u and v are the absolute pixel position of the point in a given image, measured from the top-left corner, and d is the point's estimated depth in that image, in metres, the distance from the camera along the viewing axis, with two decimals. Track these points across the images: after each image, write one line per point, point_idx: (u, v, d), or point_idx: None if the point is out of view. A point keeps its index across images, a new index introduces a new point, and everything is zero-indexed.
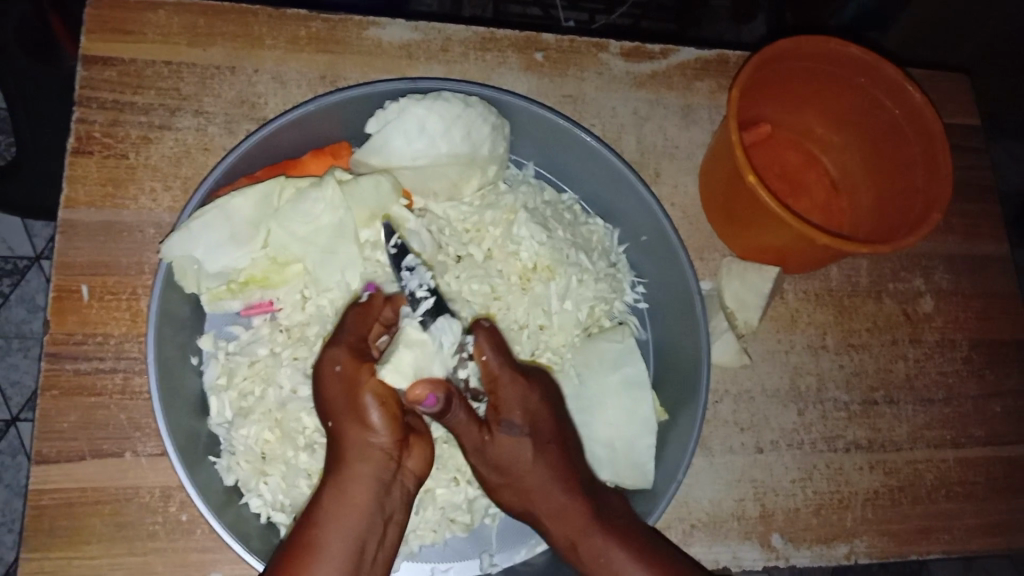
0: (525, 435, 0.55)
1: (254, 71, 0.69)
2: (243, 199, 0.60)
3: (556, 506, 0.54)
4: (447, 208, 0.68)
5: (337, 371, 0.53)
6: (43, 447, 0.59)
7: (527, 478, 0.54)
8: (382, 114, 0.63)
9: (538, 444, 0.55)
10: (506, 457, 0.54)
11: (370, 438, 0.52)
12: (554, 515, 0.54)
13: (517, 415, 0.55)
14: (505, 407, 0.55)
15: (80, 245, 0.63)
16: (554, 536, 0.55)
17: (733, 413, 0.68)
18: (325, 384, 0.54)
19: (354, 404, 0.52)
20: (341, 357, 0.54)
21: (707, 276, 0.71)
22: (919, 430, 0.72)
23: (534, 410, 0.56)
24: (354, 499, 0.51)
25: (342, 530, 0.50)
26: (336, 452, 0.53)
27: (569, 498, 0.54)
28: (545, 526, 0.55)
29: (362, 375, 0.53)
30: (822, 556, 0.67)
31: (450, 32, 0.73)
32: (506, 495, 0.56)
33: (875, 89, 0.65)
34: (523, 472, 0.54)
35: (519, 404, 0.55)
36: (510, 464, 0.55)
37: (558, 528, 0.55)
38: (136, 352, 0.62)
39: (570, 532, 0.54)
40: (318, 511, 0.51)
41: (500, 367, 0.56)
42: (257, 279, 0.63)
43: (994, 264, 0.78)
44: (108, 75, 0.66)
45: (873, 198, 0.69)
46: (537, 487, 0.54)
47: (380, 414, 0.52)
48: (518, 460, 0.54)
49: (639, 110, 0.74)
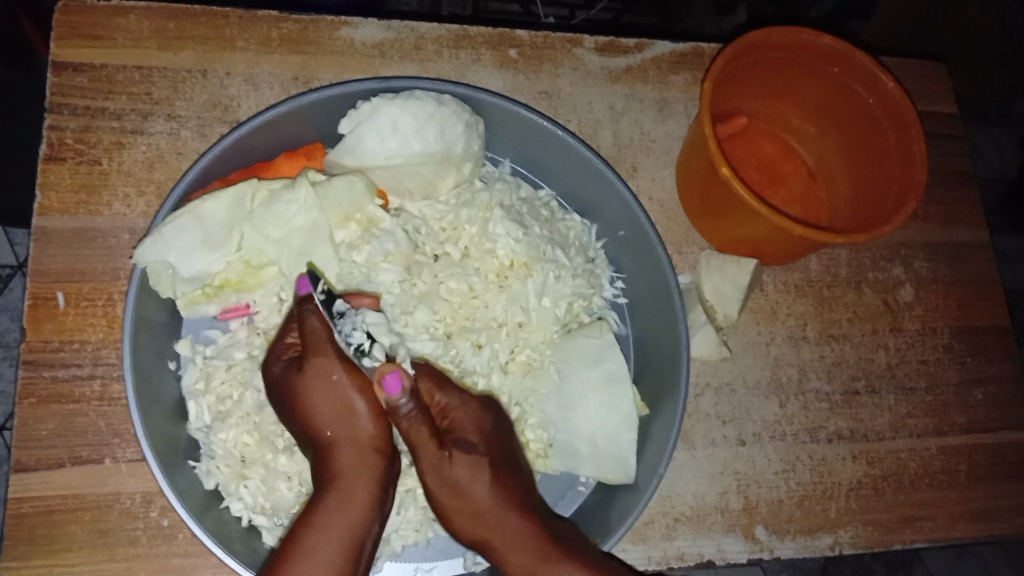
0: (482, 456, 0.54)
1: (227, 73, 0.69)
2: (215, 203, 0.60)
3: (516, 536, 0.54)
4: (423, 207, 0.67)
5: (333, 379, 0.53)
6: (21, 455, 0.59)
7: (485, 505, 0.53)
8: (354, 114, 0.63)
9: (496, 470, 0.54)
10: (463, 482, 0.53)
11: (363, 440, 0.53)
12: (514, 545, 0.53)
13: (472, 436, 0.55)
14: (460, 429, 0.55)
15: (55, 252, 0.63)
16: (512, 566, 0.54)
17: (714, 406, 0.68)
18: (312, 391, 0.53)
19: (345, 407, 0.53)
20: (335, 364, 0.53)
21: (686, 269, 0.71)
22: (901, 419, 0.72)
23: (486, 432, 0.56)
24: (351, 502, 0.51)
25: (344, 534, 0.50)
26: (327, 458, 0.53)
27: (529, 528, 0.54)
28: (504, 557, 0.54)
29: (354, 380, 0.53)
30: (807, 546, 0.67)
31: (422, 31, 0.72)
32: (464, 523, 0.54)
33: (848, 78, 0.65)
34: (478, 496, 0.53)
35: (472, 425, 0.56)
36: (469, 491, 0.53)
37: (518, 559, 0.54)
38: (112, 358, 0.62)
39: (528, 562, 0.53)
40: (312, 517, 0.51)
41: (451, 394, 0.56)
42: (233, 282, 0.63)
43: (973, 251, 0.78)
44: (80, 81, 0.66)
45: (850, 188, 0.68)
46: (499, 514, 0.53)
47: (372, 417, 0.53)
48: (477, 484, 0.53)
49: (615, 106, 0.74)
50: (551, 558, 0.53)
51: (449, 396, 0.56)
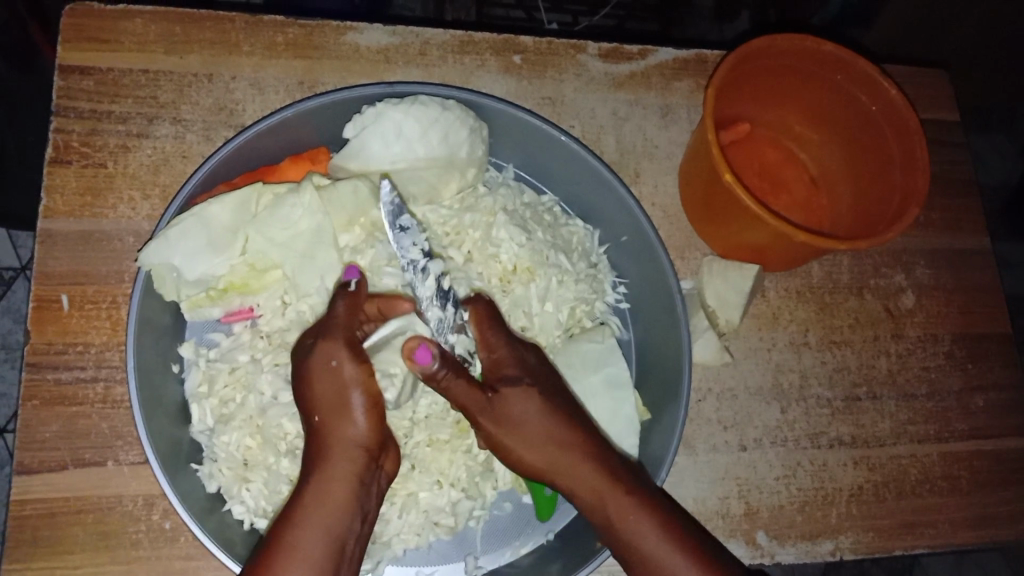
0: (529, 387, 0.55)
1: (232, 77, 0.69)
2: (220, 206, 0.60)
3: (580, 463, 0.54)
4: (426, 211, 0.67)
5: (333, 365, 0.53)
6: (24, 457, 0.59)
7: (544, 433, 0.54)
8: (359, 119, 0.64)
9: (549, 399, 0.55)
10: (514, 413, 0.54)
11: (354, 437, 0.53)
12: (580, 471, 0.54)
13: (514, 370, 0.56)
14: (503, 365, 0.56)
15: (59, 254, 0.63)
16: (578, 493, 0.55)
17: (716, 411, 0.68)
18: (313, 380, 0.53)
19: (341, 399, 0.53)
20: (336, 352, 0.53)
21: (688, 275, 0.71)
22: (903, 425, 0.72)
23: (531, 367, 0.57)
24: (332, 497, 0.51)
25: (322, 529, 0.50)
26: (318, 450, 0.53)
27: (589, 458, 0.55)
28: (572, 485, 0.55)
29: (355, 369, 0.53)
30: (808, 552, 0.67)
31: (427, 36, 0.73)
32: (528, 455, 0.55)
33: (850, 85, 0.66)
34: (531, 425, 0.54)
35: (515, 362, 0.56)
36: (521, 421, 0.54)
37: (585, 485, 0.54)
38: (116, 361, 0.62)
39: (595, 486, 0.54)
40: (296, 510, 0.51)
41: (497, 333, 0.57)
42: (237, 285, 0.63)
43: (975, 258, 0.78)
44: (86, 84, 0.67)
45: (850, 195, 0.69)
46: (559, 439, 0.54)
47: (366, 413, 0.53)
48: (528, 412, 0.54)
49: (618, 111, 0.74)
50: (617, 484, 0.54)
51: (495, 334, 0.57)
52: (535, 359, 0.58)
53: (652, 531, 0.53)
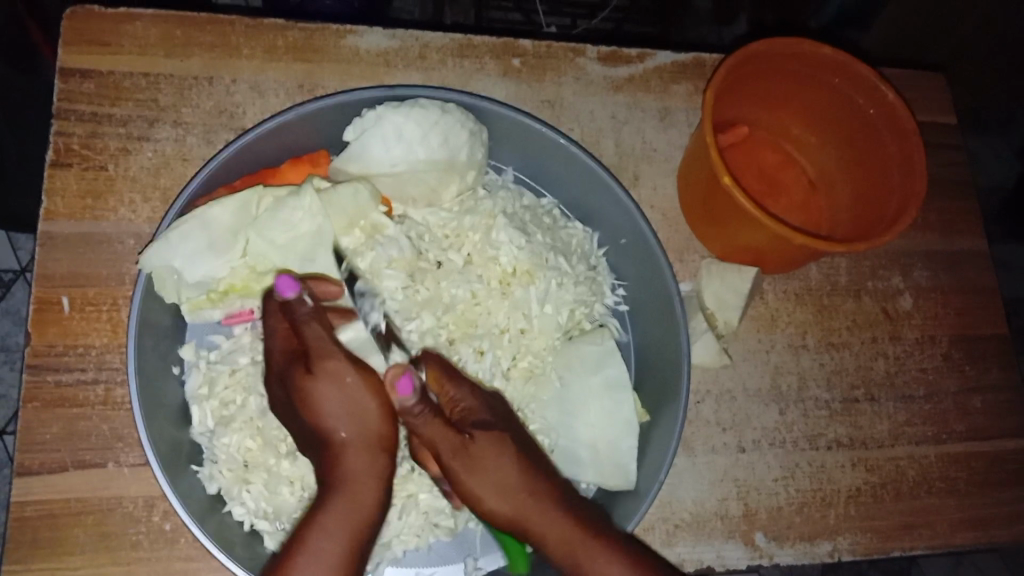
0: (503, 434, 0.56)
1: (232, 80, 0.69)
2: (221, 209, 0.61)
3: (549, 509, 0.54)
4: (426, 214, 0.68)
5: (346, 380, 0.54)
6: (25, 459, 0.59)
7: (514, 481, 0.54)
8: (359, 122, 0.64)
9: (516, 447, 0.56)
10: (486, 458, 0.54)
11: (374, 443, 0.54)
12: (546, 521, 0.54)
13: (486, 415, 0.57)
14: (472, 412, 0.57)
15: (60, 257, 0.63)
16: (547, 545, 0.53)
17: (714, 413, 0.68)
18: (320, 394, 0.54)
19: (359, 409, 0.54)
20: (347, 368, 0.54)
21: (687, 277, 0.72)
22: (900, 426, 0.72)
23: (498, 413, 0.59)
24: (359, 502, 0.52)
25: (349, 534, 0.51)
26: (335, 459, 0.53)
27: (556, 504, 0.54)
28: (540, 536, 0.54)
29: (366, 382, 0.55)
30: (806, 553, 0.67)
31: (426, 40, 0.73)
32: (494, 505, 0.54)
33: (847, 88, 0.66)
34: (506, 474, 0.54)
35: (484, 408, 0.58)
36: (491, 468, 0.54)
37: (552, 533, 0.53)
38: (117, 363, 0.62)
39: (564, 535, 0.53)
40: (320, 515, 0.51)
41: (461, 381, 0.59)
42: (237, 288, 0.63)
43: (972, 260, 0.79)
44: (87, 87, 0.67)
45: (849, 198, 0.69)
46: (527, 487, 0.54)
47: (383, 420, 0.55)
48: (502, 460, 0.55)
49: (617, 114, 0.75)
50: (582, 529, 0.53)
51: (460, 385, 0.58)
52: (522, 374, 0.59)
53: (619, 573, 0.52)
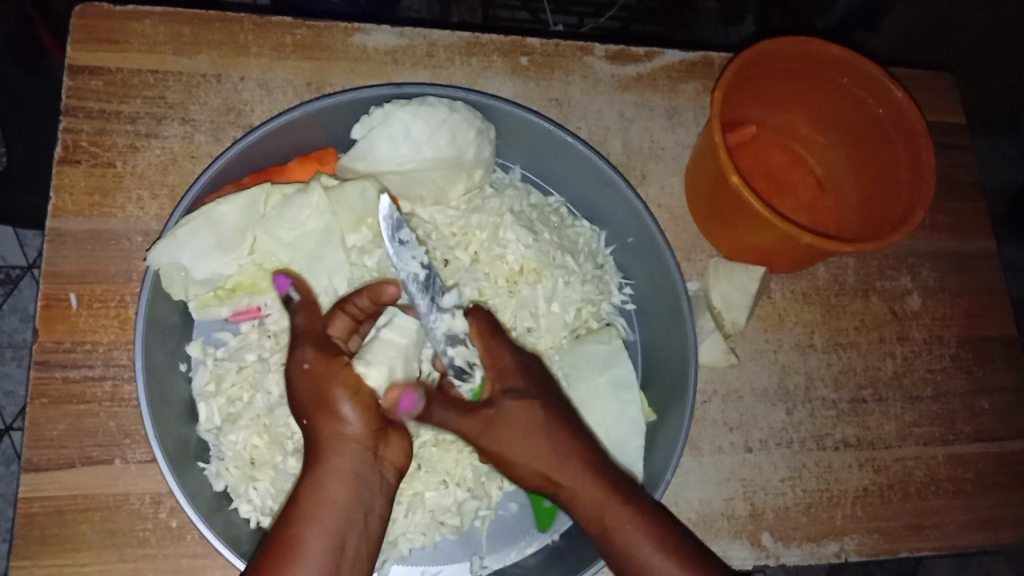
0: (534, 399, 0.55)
1: (240, 78, 0.69)
2: (229, 206, 0.61)
3: (577, 475, 0.55)
4: (433, 212, 0.68)
5: (304, 368, 0.52)
6: (33, 455, 0.59)
7: (544, 446, 0.54)
8: (367, 120, 0.63)
9: (547, 412, 0.55)
10: (518, 424, 0.54)
11: (344, 433, 0.51)
12: (581, 485, 0.54)
13: (519, 380, 0.56)
14: (508, 375, 0.56)
15: (68, 253, 0.63)
16: (579, 509, 0.55)
17: (721, 412, 0.68)
18: (293, 384, 0.52)
19: (322, 399, 0.51)
20: (303, 354, 0.52)
21: (694, 276, 0.71)
22: (908, 427, 0.72)
23: (535, 377, 0.57)
24: (330, 496, 0.50)
25: (323, 529, 0.49)
26: (311, 451, 0.52)
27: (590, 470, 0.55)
28: (572, 497, 0.55)
29: (326, 367, 0.52)
30: (813, 554, 0.67)
31: (434, 38, 0.73)
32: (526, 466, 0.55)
33: (856, 88, 0.66)
34: (539, 442, 0.54)
35: (522, 371, 0.57)
36: (524, 436, 0.54)
37: (584, 499, 0.54)
38: (124, 359, 0.62)
39: (596, 500, 0.54)
40: (297, 511, 0.50)
41: (500, 342, 0.58)
42: (245, 284, 0.64)
43: (981, 261, 0.78)
44: (95, 84, 0.67)
45: (857, 197, 0.69)
46: (559, 454, 0.54)
47: (356, 413, 0.51)
48: (534, 426, 0.54)
49: (625, 113, 0.74)
50: (614, 495, 0.54)
51: (498, 345, 0.57)
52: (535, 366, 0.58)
53: (647, 545, 0.53)
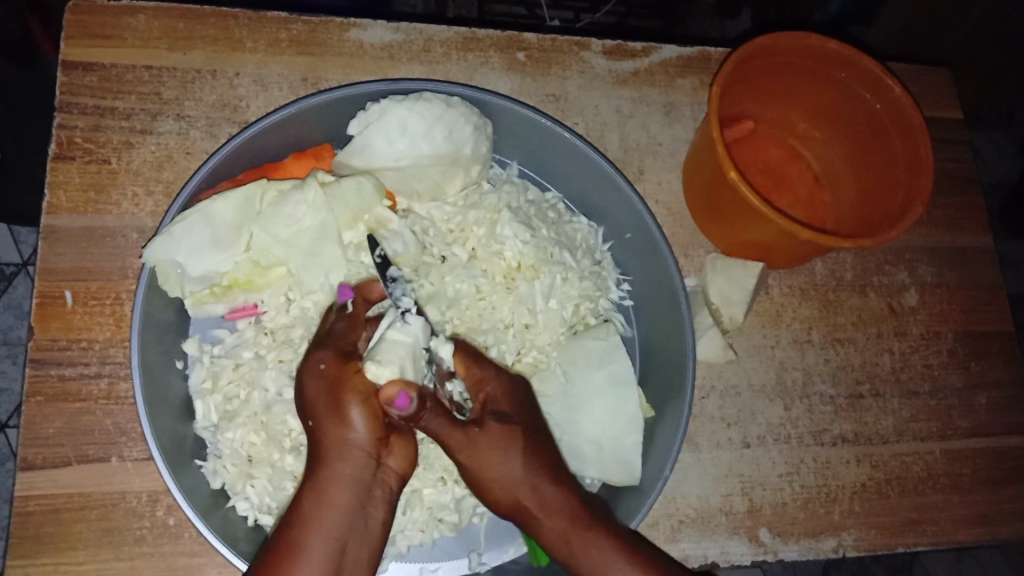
0: (515, 427, 0.54)
1: (235, 74, 0.69)
2: (225, 202, 0.60)
3: (549, 501, 0.54)
4: (430, 208, 0.68)
5: (320, 370, 0.53)
6: (28, 454, 0.59)
7: (519, 477, 0.53)
8: (363, 116, 0.63)
9: (528, 440, 0.55)
10: (494, 453, 0.53)
11: (349, 437, 0.51)
12: (547, 513, 0.54)
13: (505, 408, 0.56)
14: (493, 401, 0.56)
15: (63, 250, 0.63)
16: (545, 534, 0.54)
17: (719, 408, 0.68)
18: (305, 386, 0.53)
19: (333, 402, 0.51)
20: (322, 357, 0.54)
21: (692, 272, 0.71)
22: (905, 423, 0.72)
23: (520, 405, 0.57)
24: (332, 499, 0.50)
25: (324, 532, 0.49)
26: (316, 454, 0.51)
27: (561, 496, 0.54)
28: (540, 525, 0.54)
29: (339, 371, 0.53)
30: (811, 549, 0.67)
31: (430, 33, 0.73)
32: (499, 496, 0.54)
33: (854, 82, 0.66)
34: (511, 473, 0.53)
35: (505, 399, 0.56)
36: (498, 463, 0.53)
37: (550, 528, 0.54)
38: (120, 357, 0.62)
39: (561, 528, 0.54)
40: (299, 513, 0.50)
41: (487, 369, 0.58)
42: (241, 282, 0.63)
43: (978, 256, 0.78)
44: (89, 80, 0.66)
45: (855, 192, 0.69)
46: (531, 484, 0.54)
47: (365, 420, 0.51)
48: (509, 456, 0.53)
49: (622, 109, 0.74)
50: (576, 523, 0.54)
51: (485, 370, 0.58)
52: (525, 394, 0.58)
53: (614, 561, 0.53)
